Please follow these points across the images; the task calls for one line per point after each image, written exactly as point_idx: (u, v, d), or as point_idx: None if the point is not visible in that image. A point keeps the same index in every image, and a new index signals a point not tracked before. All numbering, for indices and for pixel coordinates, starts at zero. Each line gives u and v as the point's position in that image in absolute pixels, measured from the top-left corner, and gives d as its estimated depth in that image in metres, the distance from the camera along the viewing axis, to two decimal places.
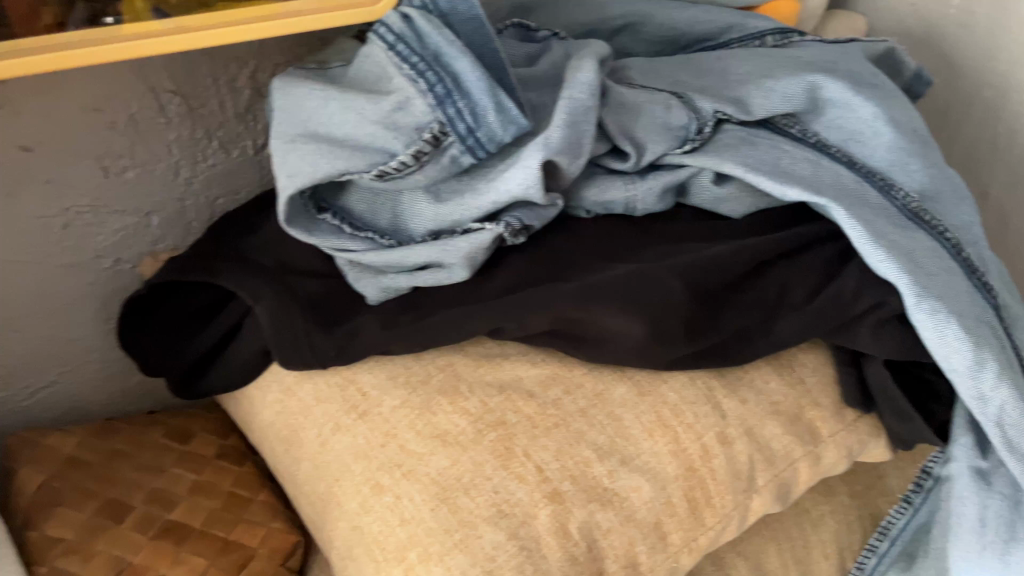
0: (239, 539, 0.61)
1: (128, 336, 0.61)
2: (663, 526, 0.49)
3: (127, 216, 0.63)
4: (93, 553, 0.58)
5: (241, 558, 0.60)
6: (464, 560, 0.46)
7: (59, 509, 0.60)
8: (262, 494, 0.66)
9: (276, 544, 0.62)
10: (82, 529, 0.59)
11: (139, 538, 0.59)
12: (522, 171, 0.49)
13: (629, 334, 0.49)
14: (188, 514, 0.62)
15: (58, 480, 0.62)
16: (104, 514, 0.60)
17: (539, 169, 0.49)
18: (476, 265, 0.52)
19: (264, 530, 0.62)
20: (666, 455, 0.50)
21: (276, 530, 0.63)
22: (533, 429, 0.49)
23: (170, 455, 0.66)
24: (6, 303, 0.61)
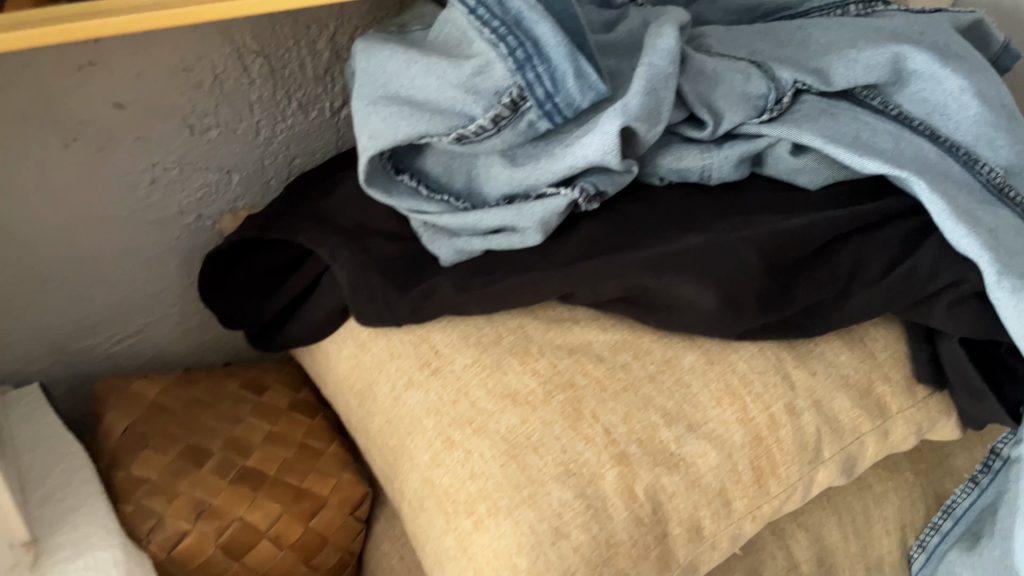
0: (312, 488, 0.62)
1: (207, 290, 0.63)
2: (728, 492, 0.50)
3: (209, 174, 0.66)
4: (175, 494, 0.59)
5: (313, 507, 0.62)
6: (532, 516, 0.47)
7: (143, 452, 0.61)
8: (334, 446, 0.66)
9: (347, 495, 0.63)
10: (164, 472, 0.60)
11: (218, 483, 0.60)
12: (601, 137, 0.49)
13: (700, 304, 0.50)
14: (263, 462, 0.63)
15: (142, 423, 0.63)
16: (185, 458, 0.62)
17: (618, 135, 0.49)
18: (549, 229, 0.53)
19: (335, 480, 0.63)
20: (733, 423, 0.50)
21: (348, 481, 0.63)
22: (601, 392, 0.50)
23: (245, 404, 0.67)
24: (96, 254, 0.64)
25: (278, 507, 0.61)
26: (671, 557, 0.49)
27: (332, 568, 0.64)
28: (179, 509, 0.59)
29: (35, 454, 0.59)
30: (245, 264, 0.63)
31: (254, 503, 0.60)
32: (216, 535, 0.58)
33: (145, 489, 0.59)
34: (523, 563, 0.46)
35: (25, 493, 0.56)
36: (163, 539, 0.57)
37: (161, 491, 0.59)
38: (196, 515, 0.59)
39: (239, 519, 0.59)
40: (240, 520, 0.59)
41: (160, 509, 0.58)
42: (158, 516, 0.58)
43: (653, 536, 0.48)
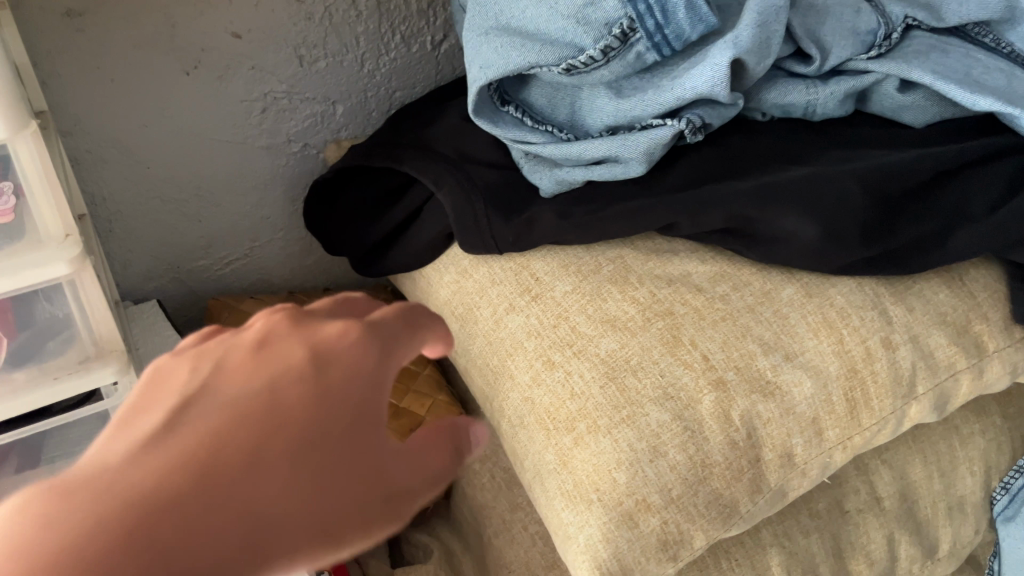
0: (410, 406, 0.67)
1: (315, 215, 0.67)
2: (821, 421, 0.51)
3: (316, 104, 0.68)
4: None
5: (411, 423, 0.66)
6: (631, 434, 0.49)
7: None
8: (427, 371, 0.71)
9: (442, 414, 0.67)
10: None
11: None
12: (710, 68, 0.50)
13: (802, 236, 0.51)
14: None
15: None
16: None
17: (728, 66, 0.49)
18: (653, 160, 0.54)
19: (431, 402, 0.68)
20: (830, 355, 0.51)
21: (441, 403, 0.68)
22: (700, 320, 0.52)
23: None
24: (211, 178, 0.68)
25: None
26: (763, 481, 0.51)
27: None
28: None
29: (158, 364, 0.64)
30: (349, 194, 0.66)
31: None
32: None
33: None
34: (621, 477, 0.48)
35: None
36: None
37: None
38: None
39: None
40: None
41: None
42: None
43: (747, 459, 0.50)
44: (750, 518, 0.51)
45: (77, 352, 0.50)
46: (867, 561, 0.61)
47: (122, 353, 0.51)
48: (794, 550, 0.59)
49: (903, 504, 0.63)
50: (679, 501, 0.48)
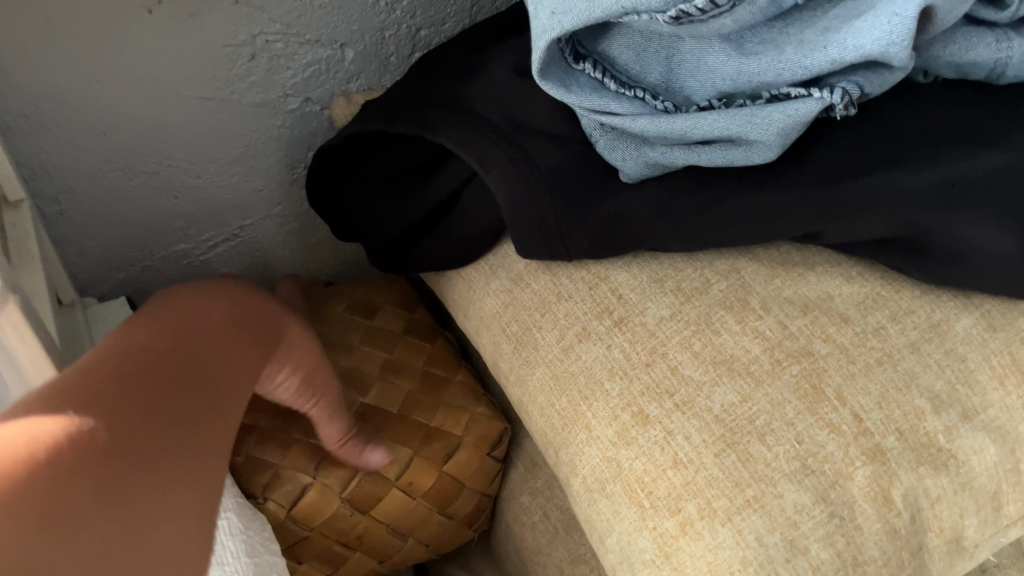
0: (442, 426, 0.53)
1: (319, 194, 0.53)
2: (1002, 496, 0.39)
3: (320, 48, 0.53)
4: (291, 441, 0.51)
5: (447, 448, 0.53)
6: (760, 524, 0.37)
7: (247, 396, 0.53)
8: (463, 375, 0.57)
9: (483, 432, 0.54)
10: (275, 416, 0.52)
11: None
12: (887, 19, 0.35)
13: (993, 250, 0.38)
14: (384, 399, 0.54)
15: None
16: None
17: (916, 17, 0.34)
18: (785, 142, 0.39)
19: (472, 416, 0.54)
20: (1020, 411, 0.39)
21: (483, 416, 0.54)
22: (849, 365, 0.38)
23: (356, 331, 0.58)
24: (189, 145, 0.53)
25: (406, 449, 0.52)
26: (926, 574, 0.39)
27: (468, 514, 0.57)
28: (297, 460, 0.50)
29: None
30: (364, 170, 0.51)
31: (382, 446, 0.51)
32: (341, 488, 0.50)
33: (257, 437, 0.51)
34: None
35: None
36: (285, 495, 0.49)
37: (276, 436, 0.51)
38: (318, 465, 0.50)
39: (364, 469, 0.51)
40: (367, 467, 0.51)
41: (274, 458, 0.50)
42: (275, 467, 0.50)
43: (909, 550, 0.38)
44: None
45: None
46: None
47: None
48: None
49: None
50: None
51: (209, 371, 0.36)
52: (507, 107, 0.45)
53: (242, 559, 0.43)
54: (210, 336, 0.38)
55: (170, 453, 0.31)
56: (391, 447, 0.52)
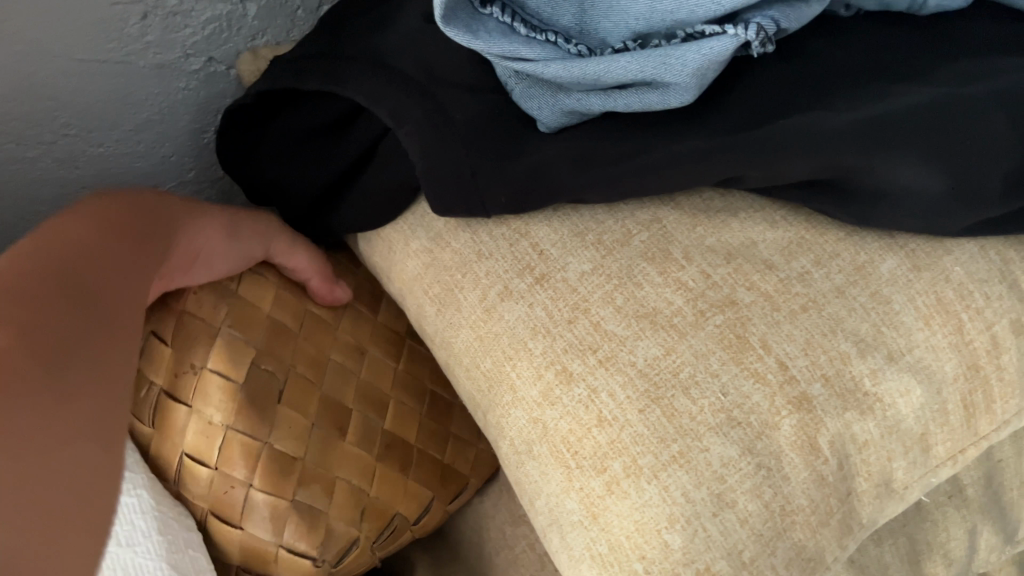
0: (453, 464, 0.53)
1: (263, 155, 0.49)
2: (930, 437, 0.39)
3: (219, 3, 0.50)
4: (333, 483, 0.47)
5: (457, 488, 0.53)
6: (686, 479, 0.36)
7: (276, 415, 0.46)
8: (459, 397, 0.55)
9: (485, 472, 0.54)
10: (314, 447, 0.47)
11: (367, 460, 0.49)
12: None
13: (922, 190, 0.37)
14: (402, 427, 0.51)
15: (262, 356, 0.47)
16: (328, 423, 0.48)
17: None
18: (700, 84, 0.37)
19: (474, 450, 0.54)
20: (946, 350, 0.38)
21: (486, 453, 0.54)
22: (773, 313, 0.37)
23: (362, 328, 0.53)
24: (84, 111, 0.50)
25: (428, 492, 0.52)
26: (855, 519, 0.38)
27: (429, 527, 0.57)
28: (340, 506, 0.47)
29: None
30: (281, 123, 0.48)
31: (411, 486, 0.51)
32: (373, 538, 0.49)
33: (298, 479, 0.46)
34: (675, 540, 0.35)
35: None
36: (332, 550, 0.47)
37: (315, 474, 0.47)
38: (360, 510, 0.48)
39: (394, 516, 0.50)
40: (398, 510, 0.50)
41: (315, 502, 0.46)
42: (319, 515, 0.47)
43: (837, 496, 0.37)
44: (836, 568, 0.39)
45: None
46: (945, 562, 0.51)
47: None
48: (866, 563, 0.48)
49: (989, 491, 0.52)
50: (752, 565, 0.36)
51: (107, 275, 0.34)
52: (417, 57, 0.43)
53: (155, 537, 0.42)
54: (111, 230, 0.37)
55: (80, 372, 0.30)
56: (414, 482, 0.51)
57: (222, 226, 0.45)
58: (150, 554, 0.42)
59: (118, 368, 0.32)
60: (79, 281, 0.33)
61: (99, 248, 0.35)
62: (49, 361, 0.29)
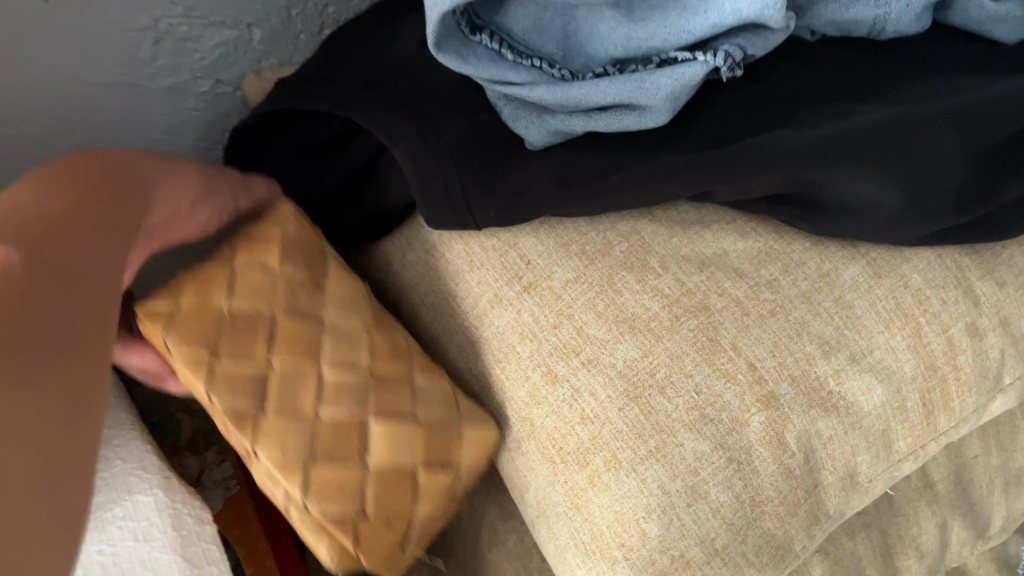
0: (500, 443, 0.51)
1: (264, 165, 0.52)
2: (891, 432, 0.41)
3: (226, 29, 0.53)
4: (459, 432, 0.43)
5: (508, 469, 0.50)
6: (662, 472, 0.38)
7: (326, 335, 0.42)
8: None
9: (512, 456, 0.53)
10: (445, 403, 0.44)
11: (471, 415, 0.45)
12: None
13: (879, 204, 0.39)
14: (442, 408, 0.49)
15: (326, 297, 0.43)
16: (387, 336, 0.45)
17: None
18: (675, 106, 0.40)
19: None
20: (904, 352, 0.41)
21: None
22: (743, 318, 0.40)
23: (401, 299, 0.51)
24: (99, 132, 0.53)
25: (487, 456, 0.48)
26: (822, 509, 0.41)
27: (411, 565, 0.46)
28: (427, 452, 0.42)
29: None
30: (280, 143, 0.51)
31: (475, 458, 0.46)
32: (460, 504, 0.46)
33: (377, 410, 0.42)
34: (653, 529, 0.38)
35: None
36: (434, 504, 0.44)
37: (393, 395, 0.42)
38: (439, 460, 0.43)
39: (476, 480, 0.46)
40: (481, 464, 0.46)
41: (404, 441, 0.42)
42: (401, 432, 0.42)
43: (804, 488, 0.40)
44: (805, 555, 0.41)
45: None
46: (917, 555, 0.53)
47: None
48: (840, 556, 0.50)
49: (958, 487, 0.54)
50: (724, 552, 0.39)
51: (82, 257, 0.31)
52: (412, 81, 0.46)
53: (171, 532, 0.45)
54: (66, 207, 0.32)
55: (52, 344, 0.27)
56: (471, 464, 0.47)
57: (197, 184, 0.41)
58: (166, 548, 0.44)
59: (89, 339, 0.29)
60: (42, 259, 0.29)
61: (89, 221, 0.33)
62: (8, 347, 0.26)
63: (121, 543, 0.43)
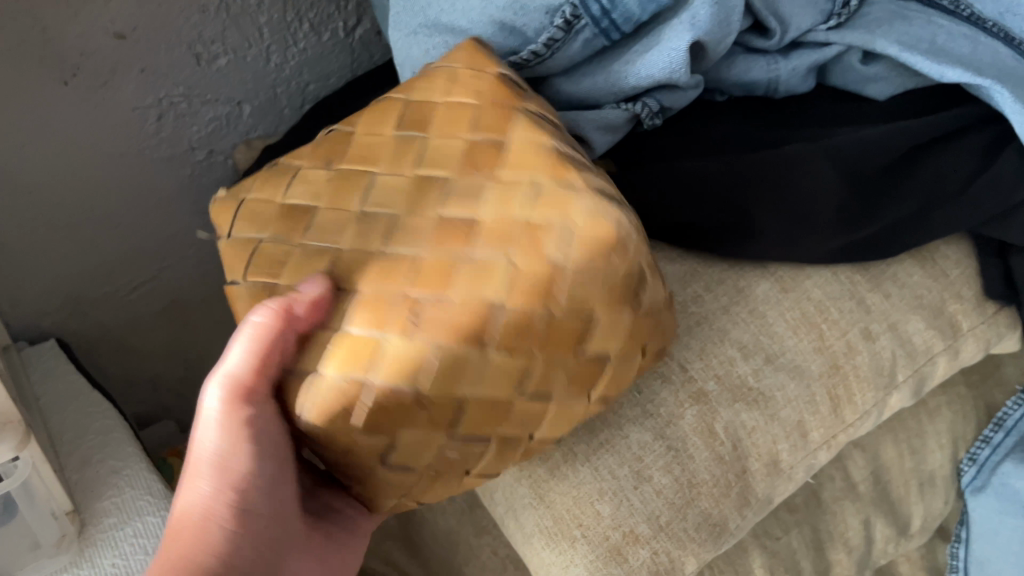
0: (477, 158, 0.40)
1: None
2: (806, 423, 0.48)
3: (220, 106, 0.61)
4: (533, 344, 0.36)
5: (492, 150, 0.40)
6: (612, 461, 0.45)
7: (427, 425, 0.36)
8: (538, 188, 0.38)
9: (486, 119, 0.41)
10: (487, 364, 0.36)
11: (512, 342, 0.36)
12: (666, 52, 0.45)
13: (763, 233, 0.47)
14: (509, 363, 0.36)
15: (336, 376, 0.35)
16: (428, 351, 0.35)
17: (687, 50, 0.45)
18: (604, 145, 0.48)
19: (506, 268, 0.36)
20: (811, 352, 0.49)
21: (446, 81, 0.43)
22: (674, 327, 0.48)
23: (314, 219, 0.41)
24: (106, 196, 0.60)
25: (583, 218, 0.37)
26: (751, 493, 0.47)
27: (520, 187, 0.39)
28: (569, 359, 0.38)
29: (65, 414, 0.58)
30: None
31: (553, 250, 0.36)
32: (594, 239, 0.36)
33: (524, 413, 0.38)
34: (605, 509, 0.44)
35: (62, 458, 0.56)
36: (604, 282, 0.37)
37: (540, 412, 0.39)
38: (614, 368, 0.40)
39: (641, 316, 0.39)
40: (588, 236, 0.36)
41: (571, 381, 0.38)
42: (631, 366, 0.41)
43: (734, 473, 0.46)
44: (738, 533, 0.48)
45: (48, 536, 0.50)
46: (845, 549, 0.60)
47: (19, 424, 0.44)
48: (776, 550, 0.58)
49: (876, 487, 0.62)
50: (668, 527, 0.45)
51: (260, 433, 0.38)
52: None
53: None
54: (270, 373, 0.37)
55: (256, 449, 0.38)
56: (543, 304, 0.36)
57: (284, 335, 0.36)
58: None
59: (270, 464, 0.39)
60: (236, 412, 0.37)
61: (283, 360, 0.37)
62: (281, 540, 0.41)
63: (132, 557, 0.50)
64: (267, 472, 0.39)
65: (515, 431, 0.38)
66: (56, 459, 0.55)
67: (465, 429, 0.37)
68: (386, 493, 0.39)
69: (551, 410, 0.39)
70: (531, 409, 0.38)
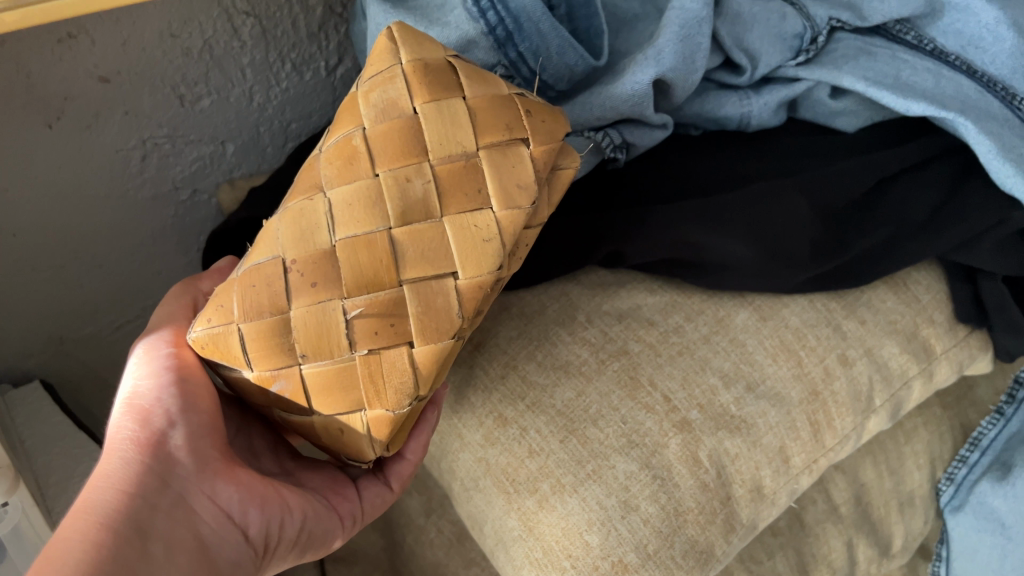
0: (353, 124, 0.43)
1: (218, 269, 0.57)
2: (788, 449, 0.50)
3: (203, 146, 0.62)
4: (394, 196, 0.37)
5: None
6: (599, 491, 0.45)
7: (311, 292, 0.37)
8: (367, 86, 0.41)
9: None
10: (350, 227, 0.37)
11: (366, 193, 0.37)
12: (630, 86, 0.47)
13: (742, 259, 0.49)
14: (374, 216, 0.37)
15: (222, 298, 0.38)
16: (276, 229, 0.38)
17: (649, 85, 0.46)
18: None
19: (347, 141, 0.39)
20: (791, 379, 0.50)
21: None
22: (656, 357, 0.49)
23: None
24: (89, 237, 0.60)
25: (391, 65, 0.40)
26: (736, 519, 0.48)
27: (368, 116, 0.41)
28: (448, 175, 0.37)
29: (51, 458, 0.59)
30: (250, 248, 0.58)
31: (368, 106, 0.39)
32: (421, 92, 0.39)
33: (423, 253, 0.37)
34: (594, 540, 0.44)
35: (48, 500, 0.56)
36: (440, 116, 0.38)
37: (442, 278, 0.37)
38: (522, 193, 0.37)
39: (527, 142, 0.38)
40: (400, 70, 0.39)
41: (471, 214, 0.37)
42: (539, 176, 0.38)
43: (719, 500, 0.47)
44: (725, 560, 0.48)
45: None
46: (829, 571, 0.61)
47: (7, 470, 0.44)
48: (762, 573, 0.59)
49: (857, 508, 0.63)
50: (656, 556, 0.45)
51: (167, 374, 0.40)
52: None
53: None
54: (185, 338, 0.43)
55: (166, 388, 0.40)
56: (376, 141, 0.38)
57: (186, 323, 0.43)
58: None
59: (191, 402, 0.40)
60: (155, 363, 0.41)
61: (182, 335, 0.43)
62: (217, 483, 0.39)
63: None
64: (183, 409, 0.40)
65: (429, 285, 0.37)
66: (42, 501, 0.55)
67: (353, 289, 0.36)
68: (344, 396, 0.38)
69: (459, 252, 0.37)
70: (431, 236, 0.37)
